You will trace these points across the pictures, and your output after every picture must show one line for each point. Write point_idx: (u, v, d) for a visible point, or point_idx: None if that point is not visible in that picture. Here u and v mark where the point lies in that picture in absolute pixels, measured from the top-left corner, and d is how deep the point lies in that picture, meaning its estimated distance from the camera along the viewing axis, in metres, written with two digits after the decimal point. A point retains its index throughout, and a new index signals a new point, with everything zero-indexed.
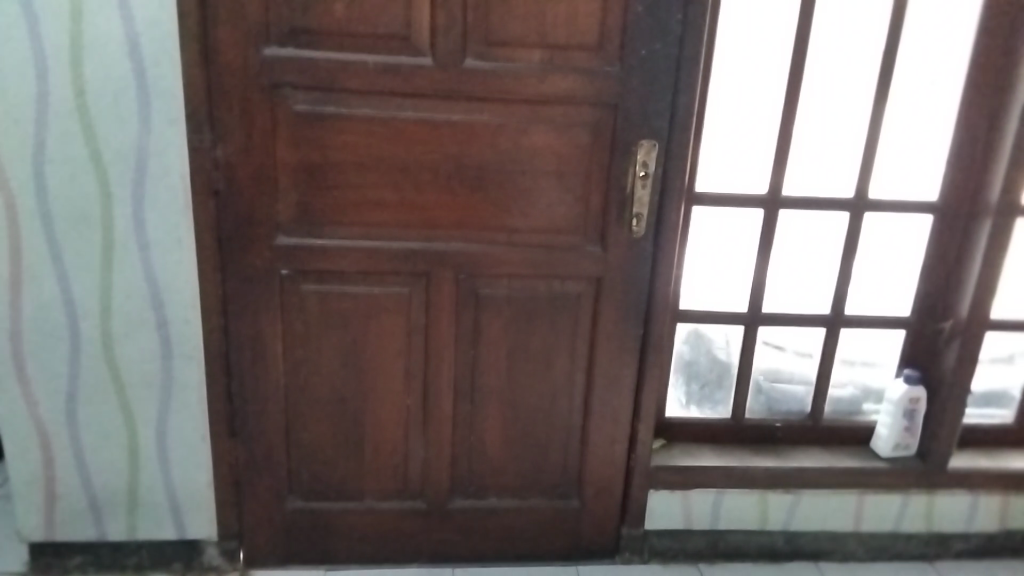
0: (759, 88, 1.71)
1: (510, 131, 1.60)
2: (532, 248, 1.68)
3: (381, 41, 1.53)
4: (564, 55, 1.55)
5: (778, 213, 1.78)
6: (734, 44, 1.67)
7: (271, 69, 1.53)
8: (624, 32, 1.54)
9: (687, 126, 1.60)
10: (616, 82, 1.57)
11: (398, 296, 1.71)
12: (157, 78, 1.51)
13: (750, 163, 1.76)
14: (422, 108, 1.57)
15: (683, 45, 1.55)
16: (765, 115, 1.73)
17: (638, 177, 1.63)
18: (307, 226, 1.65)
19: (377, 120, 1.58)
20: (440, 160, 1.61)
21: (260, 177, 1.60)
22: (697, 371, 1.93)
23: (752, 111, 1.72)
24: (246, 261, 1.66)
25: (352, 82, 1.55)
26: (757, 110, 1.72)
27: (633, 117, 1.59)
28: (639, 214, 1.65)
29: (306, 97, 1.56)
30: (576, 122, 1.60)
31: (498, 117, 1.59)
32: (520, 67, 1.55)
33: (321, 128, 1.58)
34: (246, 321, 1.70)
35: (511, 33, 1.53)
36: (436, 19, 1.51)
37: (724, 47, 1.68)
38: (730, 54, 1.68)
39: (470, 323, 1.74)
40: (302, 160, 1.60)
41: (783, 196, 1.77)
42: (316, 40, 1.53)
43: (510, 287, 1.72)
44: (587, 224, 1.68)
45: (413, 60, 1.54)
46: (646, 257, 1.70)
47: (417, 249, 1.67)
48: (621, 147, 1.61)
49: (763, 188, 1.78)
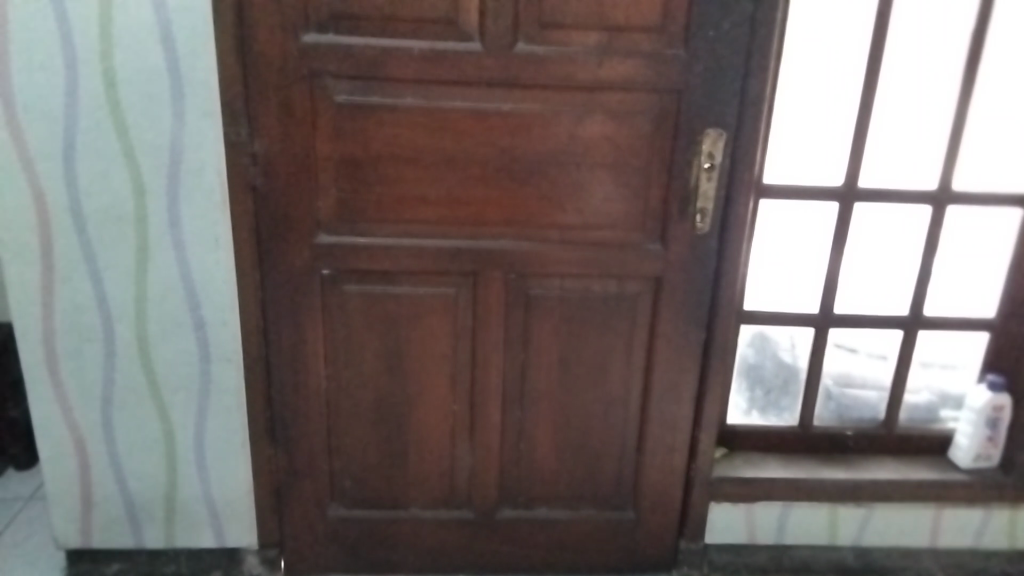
0: (835, 69, 1.56)
1: (564, 122, 1.48)
2: (586, 246, 1.57)
3: (427, 25, 1.42)
4: (624, 39, 1.43)
5: (854, 206, 1.64)
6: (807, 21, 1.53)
7: (311, 58, 1.44)
8: (690, 12, 1.41)
9: (757, 112, 1.47)
10: (680, 67, 1.44)
11: (444, 297, 1.61)
12: (191, 69, 1.43)
13: (825, 153, 1.62)
14: (471, 98, 1.47)
15: (755, 25, 1.41)
16: (840, 99, 1.58)
17: (703, 168, 1.50)
18: (350, 224, 1.56)
19: (422, 111, 1.47)
20: (490, 153, 1.50)
21: (299, 173, 1.51)
22: (761, 376, 1.81)
23: (827, 95, 1.58)
24: (285, 262, 1.57)
25: (395, 71, 1.44)
26: (831, 95, 1.58)
27: (698, 104, 1.46)
28: (703, 210, 1.53)
29: (347, 87, 1.46)
30: (636, 111, 1.48)
31: (551, 106, 1.47)
32: (576, 52, 1.43)
33: (364, 120, 1.48)
34: (285, 324, 1.62)
35: (567, 14, 1.41)
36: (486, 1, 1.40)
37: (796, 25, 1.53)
38: (803, 32, 1.53)
39: (520, 326, 1.63)
40: (343, 154, 1.51)
41: (859, 187, 1.63)
42: (358, 26, 1.42)
43: (563, 287, 1.61)
44: (646, 220, 1.56)
45: (460, 46, 1.43)
46: (711, 255, 1.57)
47: (464, 247, 1.57)
48: (684, 137, 1.49)
49: (838, 180, 1.63)
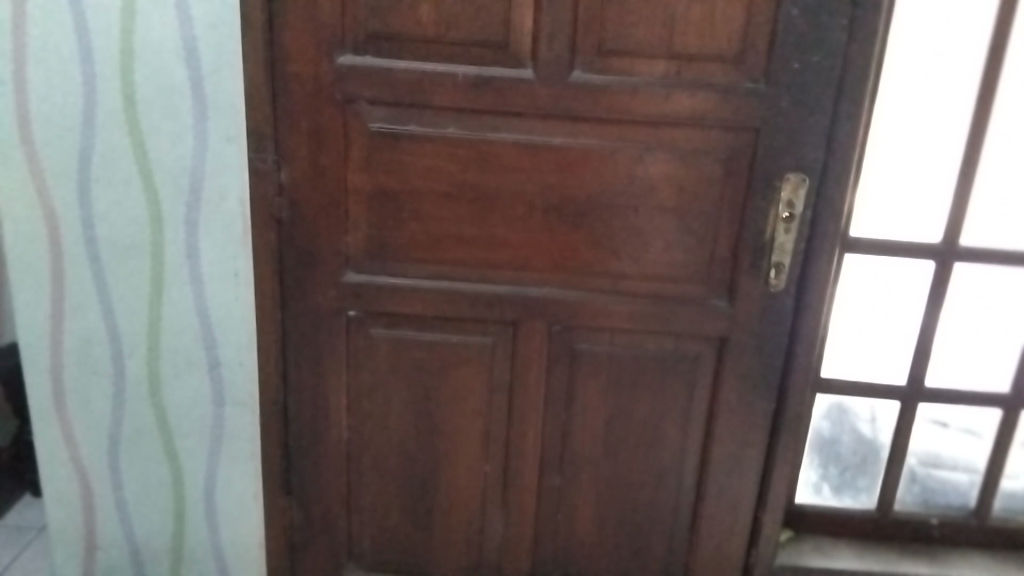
0: (939, 111, 1.35)
1: (623, 160, 1.31)
2: (641, 299, 1.39)
3: (474, 49, 1.28)
4: (696, 70, 1.26)
5: (953, 267, 1.43)
6: (909, 55, 1.31)
7: (346, 81, 1.30)
8: (773, 41, 1.23)
9: (847, 157, 1.28)
10: (758, 103, 1.26)
11: (481, 348, 1.45)
12: (216, 89, 1.31)
13: (924, 206, 1.40)
14: (520, 130, 1.31)
15: (849, 58, 1.23)
16: (943, 145, 1.37)
17: (781, 219, 1.31)
18: (380, 262, 1.41)
19: (464, 142, 1.32)
20: (538, 192, 1.34)
21: (327, 206, 1.37)
22: (837, 453, 1.60)
23: (927, 140, 1.36)
24: (309, 302, 1.43)
25: (436, 98, 1.30)
26: (933, 140, 1.36)
27: (778, 145, 1.28)
28: (779, 265, 1.33)
29: (383, 113, 1.32)
30: (706, 151, 1.30)
31: (609, 142, 1.30)
32: (640, 83, 1.27)
33: (400, 150, 1.34)
34: (306, 369, 1.47)
35: (632, 41, 1.25)
36: (541, 23, 1.25)
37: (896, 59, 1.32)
38: (904, 66, 1.32)
39: (563, 384, 1.46)
40: (376, 186, 1.36)
41: (961, 245, 1.42)
42: (399, 47, 1.28)
43: (614, 343, 1.43)
44: (711, 274, 1.37)
45: (510, 73, 1.28)
46: (786, 316, 1.38)
47: (505, 293, 1.41)
48: (760, 182, 1.30)
49: (937, 237, 1.42)
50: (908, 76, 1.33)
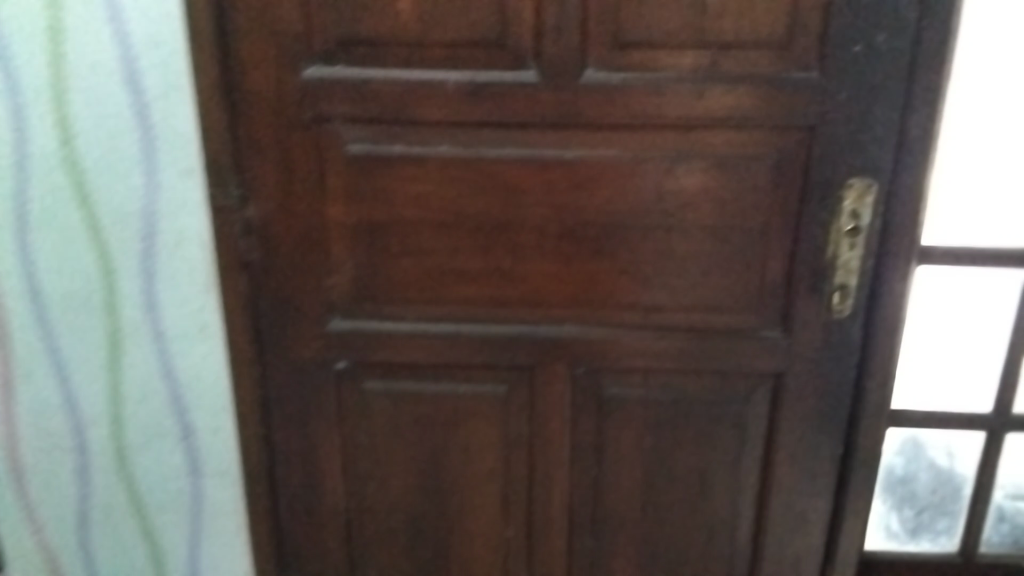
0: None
1: (651, 172, 1.10)
2: (679, 333, 1.18)
3: (465, 50, 1.06)
4: (735, 60, 1.04)
5: None
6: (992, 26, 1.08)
7: (316, 97, 1.09)
8: (828, 21, 1.01)
9: (922, 156, 1.06)
10: (812, 96, 1.04)
11: (493, 398, 1.24)
12: (164, 115, 1.10)
13: (1010, 205, 1.18)
14: (525, 143, 1.10)
15: (922, 36, 1.01)
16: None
17: (845, 232, 1.10)
18: (369, 306, 1.20)
19: (461, 162, 1.11)
20: (552, 216, 1.13)
21: (304, 244, 1.16)
22: (913, 493, 1.38)
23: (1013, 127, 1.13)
24: (291, 355, 1.23)
25: (425, 111, 1.09)
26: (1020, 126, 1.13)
27: (837, 145, 1.06)
28: (844, 287, 1.12)
29: (361, 133, 1.11)
30: (749, 157, 1.08)
31: (632, 152, 1.09)
32: (667, 79, 1.05)
33: (384, 174, 1.12)
34: (294, 431, 1.27)
35: (655, 30, 1.03)
36: (544, 15, 1.04)
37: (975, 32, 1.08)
38: (985, 40, 1.09)
39: (592, 435, 1.25)
40: (359, 218, 1.15)
41: None
42: (375, 52, 1.07)
43: (648, 384, 1.22)
44: (761, 300, 1.16)
45: (510, 77, 1.07)
46: (852, 345, 1.17)
47: (518, 334, 1.20)
48: (816, 191, 1.09)
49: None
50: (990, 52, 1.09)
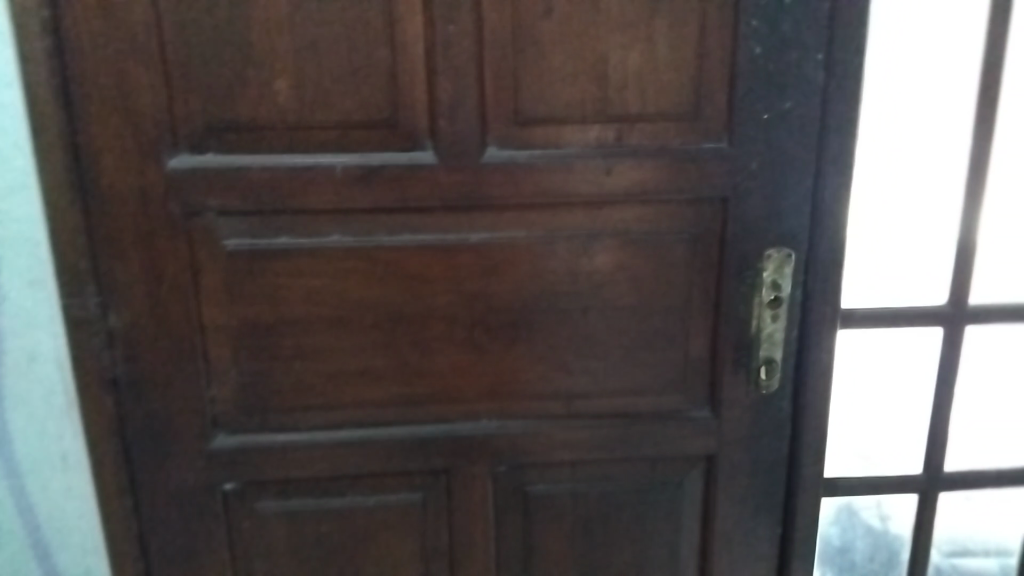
0: (930, 149, 1.11)
1: (563, 252, 1.02)
2: (604, 421, 1.10)
3: (351, 131, 0.96)
4: (643, 132, 0.98)
5: (963, 332, 1.20)
6: (889, 87, 1.08)
7: (185, 189, 0.97)
8: (734, 89, 0.97)
9: (837, 222, 1.03)
10: (724, 166, 1.00)
11: (407, 507, 1.11)
12: (5, 218, 0.96)
13: (925, 263, 1.16)
14: (426, 228, 1.00)
15: (828, 101, 0.98)
16: (939, 190, 1.13)
17: (766, 303, 1.04)
18: (259, 417, 1.07)
19: (355, 253, 1.00)
20: (459, 304, 1.03)
21: (179, 353, 1.03)
22: (852, 561, 1.34)
23: (920, 185, 1.12)
24: (170, 478, 1.08)
25: (310, 199, 0.98)
26: (926, 184, 1.12)
27: (753, 215, 1.02)
28: (770, 360, 1.06)
29: (240, 226, 0.99)
30: (663, 231, 1.02)
31: (541, 233, 1.01)
32: (573, 155, 0.98)
33: (269, 271, 1.00)
34: (178, 563, 1.11)
35: (557, 104, 0.97)
36: (437, 92, 0.95)
37: (874, 93, 1.08)
38: (884, 101, 1.08)
39: (517, 538, 1.14)
40: (243, 320, 1.02)
41: (969, 306, 1.18)
42: (250, 138, 0.96)
43: (575, 478, 1.12)
44: (687, 379, 1.09)
45: (404, 158, 0.97)
46: (782, 419, 1.11)
47: (430, 436, 1.08)
48: (735, 263, 1.04)
49: (941, 299, 1.18)
50: (889, 112, 1.09)
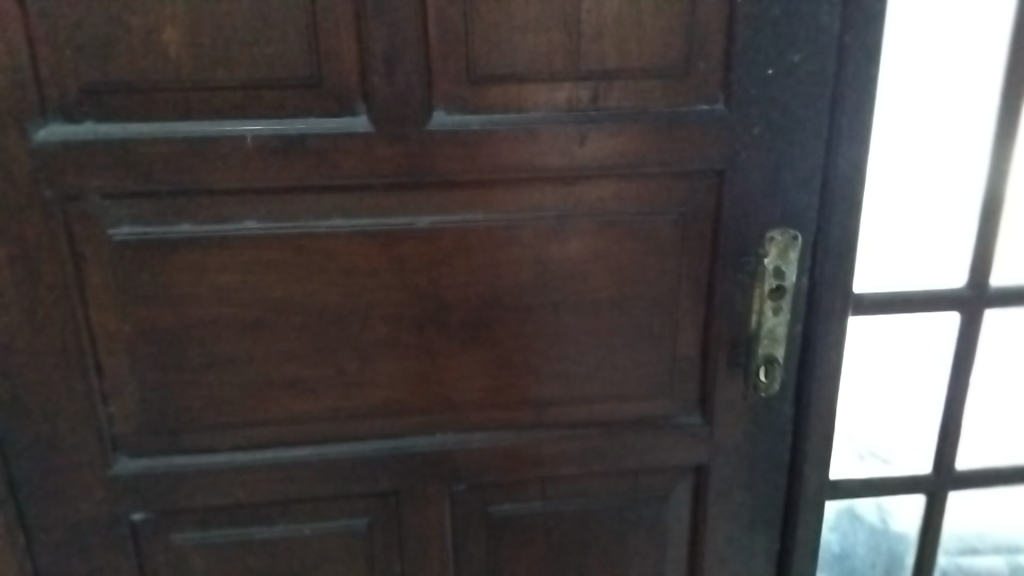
0: (953, 108, 0.95)
1: (528, 238, 0.85)
2: (579, 431, 0.94)
3: (262, 93, 0.77)
4: (623, 93, 0.81)
5: (983, 316, 1.05)
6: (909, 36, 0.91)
7: (58, 167, 0.78)
8: (732, 40, 0.80)
9: (851, 198, 0.87)
10: (719, 132, 0.83)
11: (350, 534, 0.96)
12: None
13: (944, 242, 1.01)
14: (361, 211, 0.83)
15: (844, 54, 0.82)
16: (962, 155, 0.97)
17: (767, 293, 0.89)
18: (170, 436, 0.90)
19: (275, 243, 0.82)
20: (405, 302, 0.86)
21: (65, 366, 0.85)
22: (853, 568, 1.22)
23: (941, 151, 0.97)
24: (65, 512, 0.90)
25: (215, 178, 0.79)
26: (948, 149, 0.97)
27: (753, 191, 0.86)
28: (770, 360, 0.91)
29: (131, 212, 0.81)
30: (647, 211, 0.86)
31: (502, 215, 0.84)
32: (538, 120, 0.81)
33: (171, 266, 0.83)
34: None
35: (519, 57, 0.79)
36: (368, 43, 0.76)
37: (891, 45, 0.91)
38: (904, 53, 0.91)
39: (480, 564, 0.99)
40: (142, 325, 0.85)
41: (991, 288, 1.04)
42: (136, 103, 0.77)
43: (546, 496, 0.97)
44: (674, 382, 0.93)
45: (329, 126, 0.79)
46: (783, 424, 0.96)
47: (375, 456, 0.91)
48: (731, 247, 0.88)
49: (960, 281, 1.04)
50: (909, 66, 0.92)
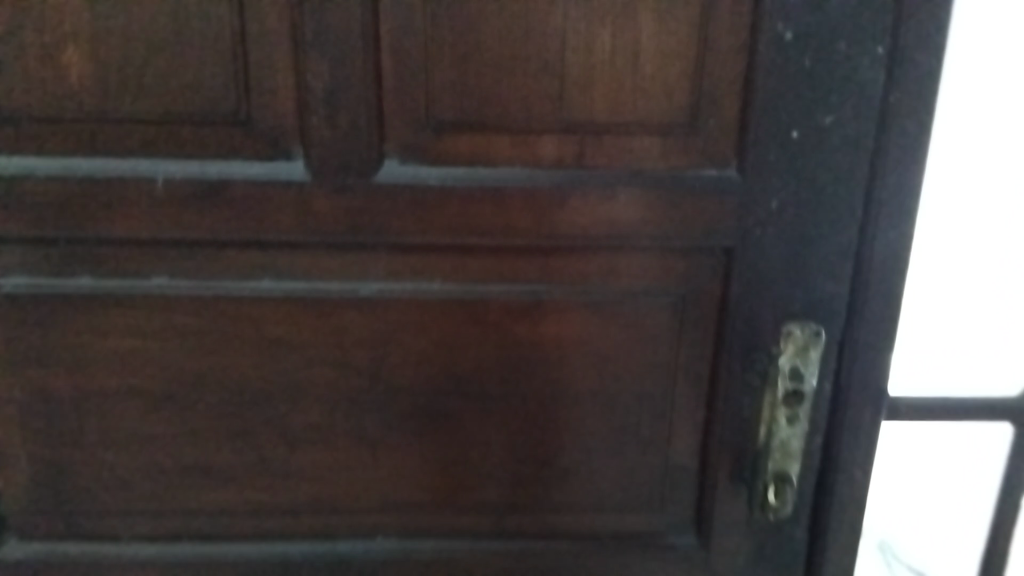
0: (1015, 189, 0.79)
1: (492, 315, 0.71)
2: (547, 546, 0.78)
3: (179, 129, 0.65)
4: (614, 150, 0.67)
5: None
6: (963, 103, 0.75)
7: None
8: (749, 94, 0.66)
9: (889, 292, 0.71)
10: (729, 203, 0.69)
11: None
12: None
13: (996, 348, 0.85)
14: (292, 273, 0.69)
15: (888, 118, 0.66)
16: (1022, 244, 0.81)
17: (780, 399, 0.74)
18: (62, 522, 0.76)
19: (190, 304, 0.70)
20: (342, 382, 0.72)
21: None
22: None
23: (995, 238, 0.81)
24: None
25: (121, 225, 0.67)
26: (1004, 236, 0.81)
27: (767, 274, 0.71)
28: (782, 478, 0.76)
29: (23, 259, 0.68)
30: (638, 291, 0.71)
31: (463, 287, 0.70)
32: (510, 179, 0.68)
33: (67, 324, 0.70)
34: None
35: (489, 103, 0.66)
36: (307, 77, 0.64)
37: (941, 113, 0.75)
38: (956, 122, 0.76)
39: None
40: (33, 391, 0.72)
41: None
42: (31, 133, 0.65)
43: None
44: (665, 495, 0.78)
45: (257, 171, 0.66)
46: (794, 551, 0.80)
47: (301, 560, 0.77)
48: (739, 341, 0.73)
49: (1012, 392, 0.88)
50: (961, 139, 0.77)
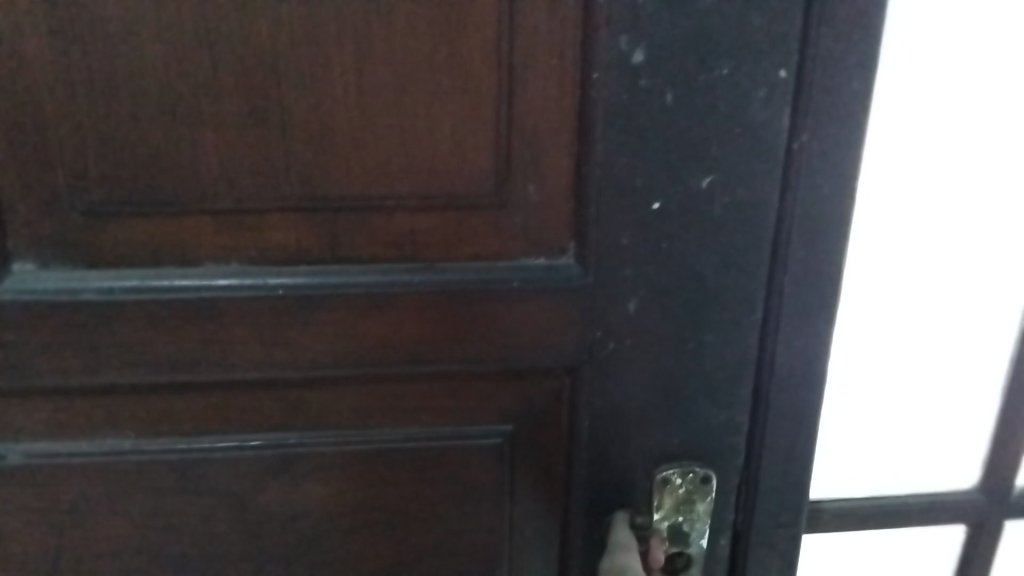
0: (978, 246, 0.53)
1: (223, 478, 0.48)
2: None
3: None
4: (378, 237, 0.44)
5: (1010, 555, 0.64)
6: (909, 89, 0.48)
7: None
8: (585, 148, 0.42)
9: (794, 421, 0.49)
10: (564, 309, 0.45)
11: None
12: None
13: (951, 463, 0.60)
14: None
15: (796, 177, 0.43)
16: (995, 301, 0.55)
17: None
18: None
19: None
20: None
21: None
22: None
23: (957, 293, 0.54)
24: None
25: None
26: (970, 290, 0.54)
27: (626, 404, 0.48)
28: None
29: None
30: (439, 433, 0.49)
31: (170, 442, 0.47)
32: (212, 288, 0.43)
33: None
34: None
35: (163, 173, 0.41)
36: None
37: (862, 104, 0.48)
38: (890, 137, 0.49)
39: None
40: None
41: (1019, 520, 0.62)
42: None
43: None
44: None
45: None
46: None
47: None
48: (593, 494, 0.51)
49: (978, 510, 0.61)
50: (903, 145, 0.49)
